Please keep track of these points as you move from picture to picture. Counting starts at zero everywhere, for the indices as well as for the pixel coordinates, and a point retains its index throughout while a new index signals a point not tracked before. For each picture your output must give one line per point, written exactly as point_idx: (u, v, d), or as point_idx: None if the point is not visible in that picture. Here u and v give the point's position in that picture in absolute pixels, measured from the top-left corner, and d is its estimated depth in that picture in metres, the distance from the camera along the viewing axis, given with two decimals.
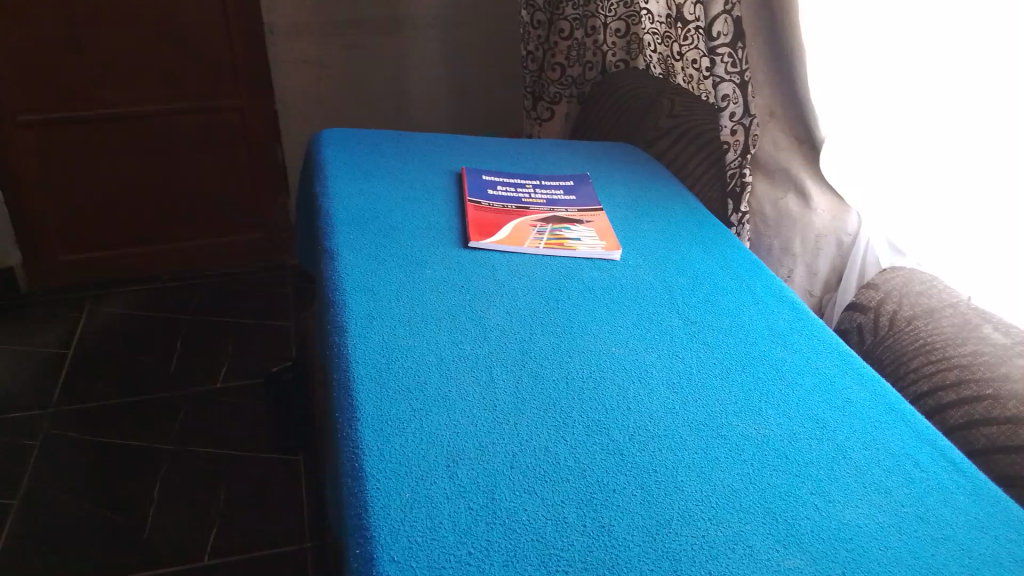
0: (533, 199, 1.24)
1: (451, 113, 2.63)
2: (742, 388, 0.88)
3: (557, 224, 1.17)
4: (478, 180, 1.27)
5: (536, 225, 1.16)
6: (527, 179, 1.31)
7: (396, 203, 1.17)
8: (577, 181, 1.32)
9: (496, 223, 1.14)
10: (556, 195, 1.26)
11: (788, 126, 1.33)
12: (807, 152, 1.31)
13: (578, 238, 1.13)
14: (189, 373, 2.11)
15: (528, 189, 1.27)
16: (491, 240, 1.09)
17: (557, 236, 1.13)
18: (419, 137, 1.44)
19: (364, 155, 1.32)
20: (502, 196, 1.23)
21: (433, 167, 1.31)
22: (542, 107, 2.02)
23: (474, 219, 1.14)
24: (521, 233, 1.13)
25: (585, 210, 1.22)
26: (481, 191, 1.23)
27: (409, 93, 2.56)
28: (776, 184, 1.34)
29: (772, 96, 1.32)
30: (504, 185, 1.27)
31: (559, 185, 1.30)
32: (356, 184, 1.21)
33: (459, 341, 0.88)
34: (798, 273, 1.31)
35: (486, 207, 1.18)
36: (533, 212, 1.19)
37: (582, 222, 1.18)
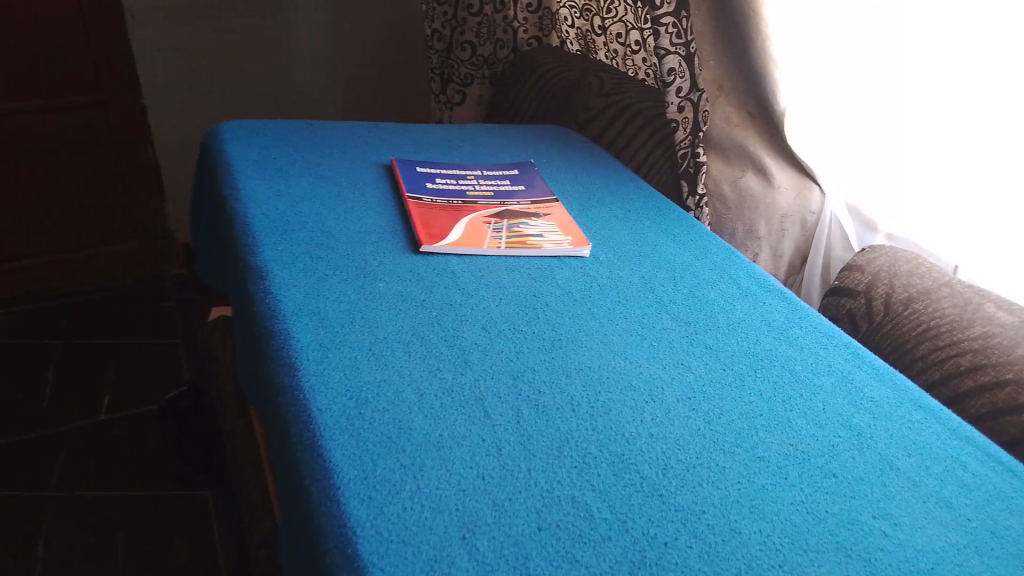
0: (479, 192, 1.09)
1: (342, 98, 2.44)
2: (763, 397, 0.77)
3: (514, 220, 1.03)
4: (414, 173, 1.11)
5: (490, 222, 1.02)
6: (467, 168, 1.16)
7: (323, 204, 1.00)
8: (521, 169, 1.18)
9: (445, 223, 0.99)
10: (504, 187, 1.12)
11: (740, 99, 1.22)
12: (761, 126, 1.22)
13: (540, 234, 1.00)
14: (68, 407, 1.84)
15: (472, 180, 1.12)
16: (445, 243, 0.94)
17: (517, 234, 0.99)
18: (333, 125, 1.26)
19: (275, 149, 1.14)
20: (444, 190, 1.08)
21: (358, 160, 1.14)
22: (453, 91, 1.85)
23: (420, 219, 0.98)
24: (477, 233, 0.98)
25: (539, 201, 1.09)
26: (420, 187, 1.07)
27: (295, 80, 2.35)
28: (732, 162, 1.23)
29: (717, 69, 1.21)
30: (444, 178, 1.12)
31: (503, 174, 1.16)
32: (271, 184, 1.03)
33: (436, 369, 0.72)
34: (765, 257, 1.19)
35: (429, 206, 1.03)
36: (484, 207, 1.05)
37: (541, 216, 1.05)
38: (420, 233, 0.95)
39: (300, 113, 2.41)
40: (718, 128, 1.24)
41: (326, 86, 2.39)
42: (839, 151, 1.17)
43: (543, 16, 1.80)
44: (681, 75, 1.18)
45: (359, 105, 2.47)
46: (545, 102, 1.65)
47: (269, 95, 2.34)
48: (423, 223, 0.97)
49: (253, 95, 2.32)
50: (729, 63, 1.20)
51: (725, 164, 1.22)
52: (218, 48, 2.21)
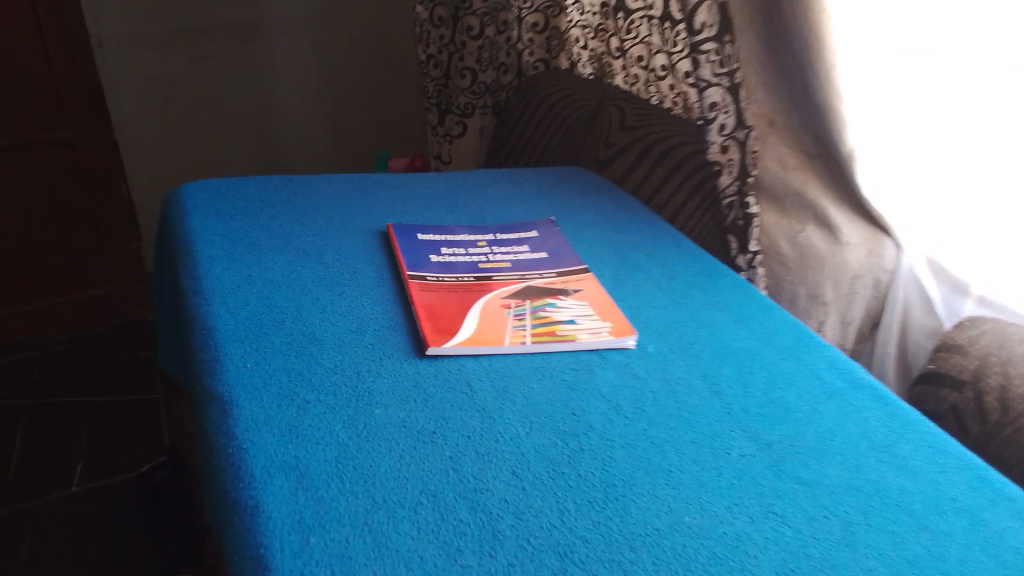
0: (494, 264, 0.91)
1: (329, 128, 2.25)
2: (885, 559, 0.58)
3: (540, 302, 0.84)
4: (414, 242, 0.93)
5: (510, 304, 0.83)
6: (477, 232, 0.98)
7: (305, 291, 0.81)
8: (541, 231, 0.99)
9: (457, 310, 0.81)
10: (523, 255, 0.93)
11: (793, 138, 1.04)
12: (822, 171, 1.03)
13: (573, 320, 0.81)
14: (41, 475, 1.62)
15: (485, 248, 0.94)
16: (457, 341, 0.75)
17: (545, 321, 0.80)
18: (316, 182, 1.08)
19: (247, 216, 0.95)
20: (452, 265, 0.89)
21: (346, 227, 0.96)
22: (451, 121, 1.71)
23: (425, 308, 0.80)
24: (495, 323, 0.79)
25: (566, 272, 0.90)
26: (424, 262, 0.89)
27: (280, 113, 2.17)
28: (788, 213, 1.04)
29: (767, 101, 1.05)
30: (451, 247, 0.93)
31: (519, 238, 0.97)
32: (241, 266, 0.84)
33: (456, 553, 0.54)
34: (831, 324, 1.00)
35: (435, 289, 0.84)
36: (501, 284, 0.86)
37: (570, 293, 0.86)
38: (426, 329, 0.76)
39: (285, 147, 2.22)
40: (769, 172, 1.06)
41: (312, 115, 2.21)
42: (918, 198, 0.98)
43: (551, 37, 1.53)
44: (724, 110, 1.02)
45: (347, 134, 2.29)
46: (558, 136, 1.46)
47: (251, 128, 2.15)
48: (429, 314, 0.79)
49: (237, 128, 2.13)
50: (782, 95, 1.03)
51: (780, 217, 1.03)
52: (194, 79, 2.02)
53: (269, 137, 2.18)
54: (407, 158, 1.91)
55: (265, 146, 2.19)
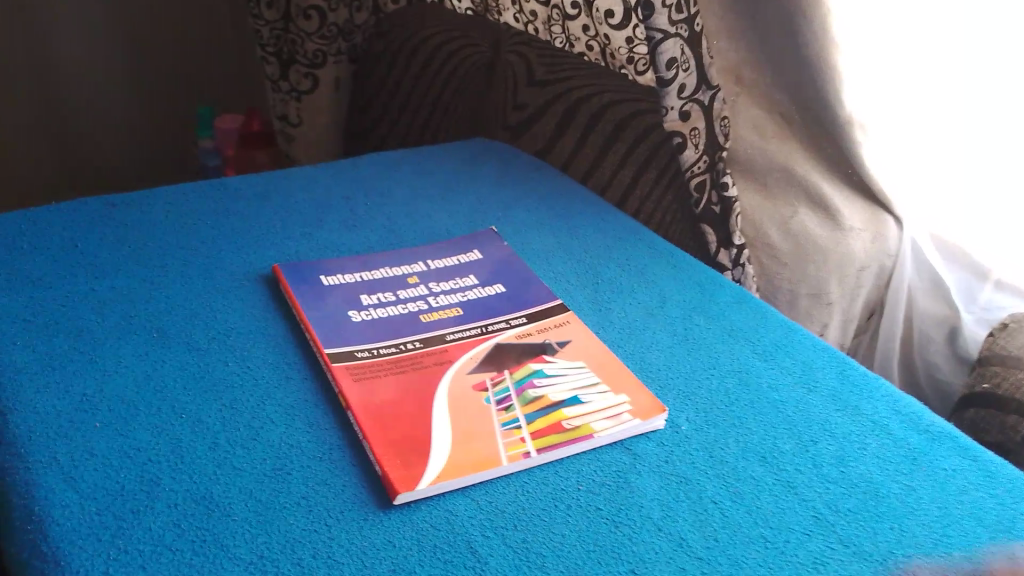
0: (440, 314, 0.66)
1: (114, 84, 1.50)
2: None
3: (523, 372, 0.60)
4: (320, 295, 0.66)
5: (485, 383, 0.59)
6: (399, 263, 0.72)
7: (180, 412, 0.53)
8: (482, 250, 0.75)
9: (415, 407, 0.56)
10: (474, 294, 0.69)
11: (764, 97, 0.86)
12: (804, 135, 0.85)
13: (578, 398, 0.58)
14: None
15: (421, 288, 0.69)
16: (433, 471, 0.50)
17: (542, 406, 0.57)
18: (153, 204, 0.76)
19: (60, 281, 0.63)
20: (384, 325, 0.64)
21: (215, 279, 0.66)
22: (298, 75, 1.28)
23: (370, 415, 0.54)
24: (477, 421, 0.55)
25: (538, 314, 0.67)
26: (344, 327, 0.63)
27: (39, 78, 1.43)
28: (772, 194, 0.86)
29: (730, 54, 0.85)
30: (374, 294, 0.67)
31: (458, 266, 0.72)
32: (68, 381, 0.54)
33: None
34: (835, 325, 0.84)
35: (374, 374, 0.58)
36: (461, 348, 0.62)
37: (557, 350, 0.63)
38: (381, 456, 0.51)
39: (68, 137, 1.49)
40: (743, 143, 0.87)
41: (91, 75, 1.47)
42: (933, 172, 0.78)
43: None
44: (683, 66, 0.80)
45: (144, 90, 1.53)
46: (448, 95, 1.19)
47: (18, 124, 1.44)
48: (378, 425, 0.53)
49: None
50: (749, 43, 0.84)
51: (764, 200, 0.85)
52: None
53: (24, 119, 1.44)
54: (242, 116, 1.51)
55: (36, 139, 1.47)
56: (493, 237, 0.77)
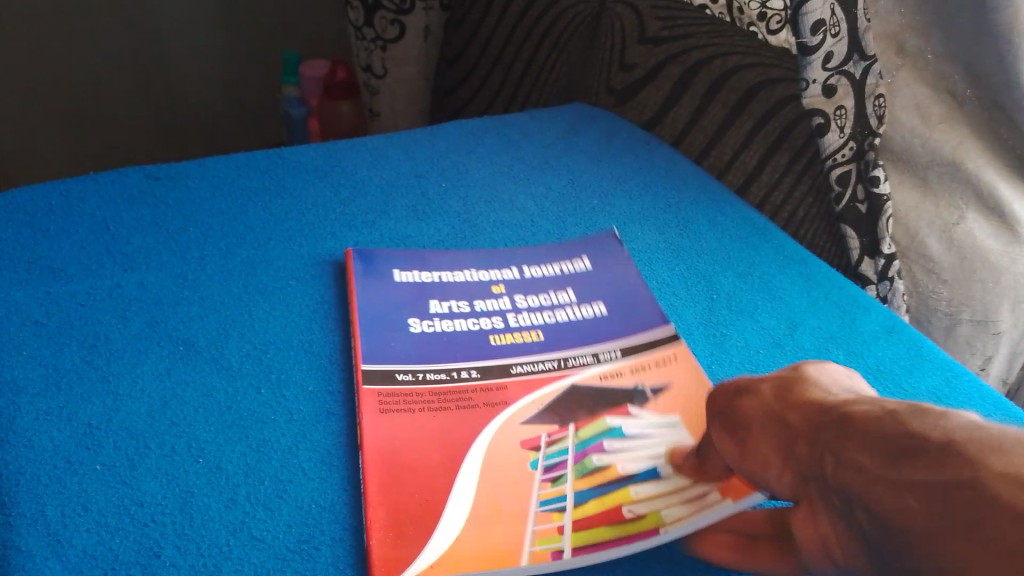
0: (516, 337, 0.54)
1: (196, 28, 1.40)
2: None
3: (595, 429, 0.47)
4: (377, 300, 0.56)
5: (539, 442, 0.47)
6: (485, 267, 0.61)
7: (197, 453, 0.44)
8: (592, 262, 0.63)
9: (440, 462, 0.45)
10: (563, 316, 0.57)
11: (931, 74, 0.68)
12: (981, 120, 0.68)
13: (654, 472, 0.45)
14: None
15: (504, 302, 0.57)
16: (430, 555, 0.40)
17: (604, 482, 0.44)
18: (200, 178, 0.67)
19: (82, 274, 0.56)
20: (443, 342, 0.53)
21: (258, 277, 0.57)
22: (382, 22, 1.10)
23: (382, 470, 0.44)
24: (514, 489, 0.44)
25: (635, 351, 0.54)
26: (395, 344, 0.52)
27: (118, 26, 1.35)
28: (931, 194, 0.71)
29: (895, 18, 0.68)
30: (444, 301, 0.57)
31: (559, 279, 0.60)
32: (73, 407, 0.46)
33: None
34: (999, 359, 0.74)
35: (408, 407, 0.48)
36: (527, 389, 0.50)
37: (646, 401, 0.50)
38: (373, 526, 0.41)
39: (147, 81, 1.42)
40: (900, 130, 0.71)
41: (171, 22, 1.38)
42: None
43: None
44: (832, 31, 0.64)
45: (225, 34, 1.43)
46: (548, 50, 1.06)
47: (100, 71, 1.37)
48: (386, 485, 0.43)
49: (77, 73, 1.36)
50: (921, 4, 0.66)
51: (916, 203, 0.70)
52: None
53: (106, 65, 1.37)
54: (326, 63, 1.40)
55: (118, 85, 1.40)
56: (611, 248, 0.64)
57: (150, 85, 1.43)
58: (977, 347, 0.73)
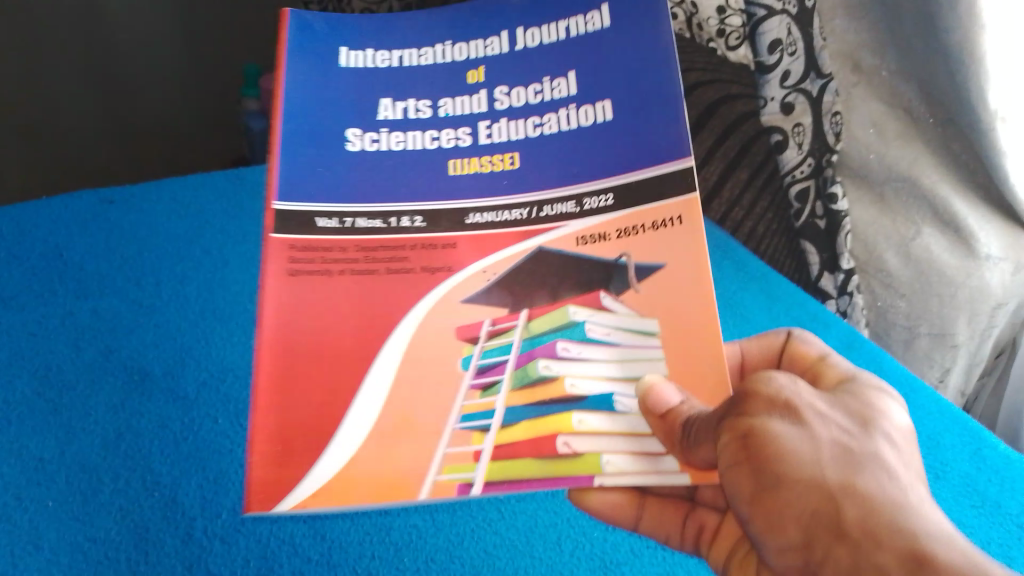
0: (481, 164, 0.42)
1: None
2: None
3: (554, 322, 0.38)
4: (317, 83, 0.43)
5: (480, 330, 0.38)
6: (467, 40, 0.45)
7: (151, 487, 0.44)
8: (614, 20, 0.43)
9: (346, 355, 0.37)
10: (553, 127, 0.42)
11: (887, 90, 0.70)
12: (934, 138, 0.69)
13: (610, 404, 0.37)
14: None
15: (481, 102, 0.43)
16: (316, 479, 0.34)
17: (547, 401, 0.36)
18: (156, 201, 0.65)
19: (33, 303, 0.54)
20: (382, 186, 0.41)
21: (215, 303, 0.56)
22: None
23: (275, 361, 0.37)
24: (429, 392, 0.37)
25: (633, 199, 0.40)
26: (328, 177, 0.41)
27: None
28: (888, 208, 0.73)
29: (849, 34, 0.69)
30: (399, 102, 0.43)
31: (556, 49, 0.44)
32: (24, 441, 0.45)
33: None
34: (958, 370, 0.74)
35: (324, 269, 0.39)
36: (485, 254, 0.40)
37: (625, 292, 0.38)
38: (258, 431, 0.35)
39: None
40: (857, 146, 0.72)
41: None
42: None
43: None
44: (789, 49, 0.65)
45: None
46: None
47: None
48: (281, 386, 0.36)
49: None
50: (874, 24, 0.67)
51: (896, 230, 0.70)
52: None
53: None
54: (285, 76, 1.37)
55: None
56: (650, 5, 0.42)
57: (102, 108, 1.28)
58: (935, 358, 0.74)
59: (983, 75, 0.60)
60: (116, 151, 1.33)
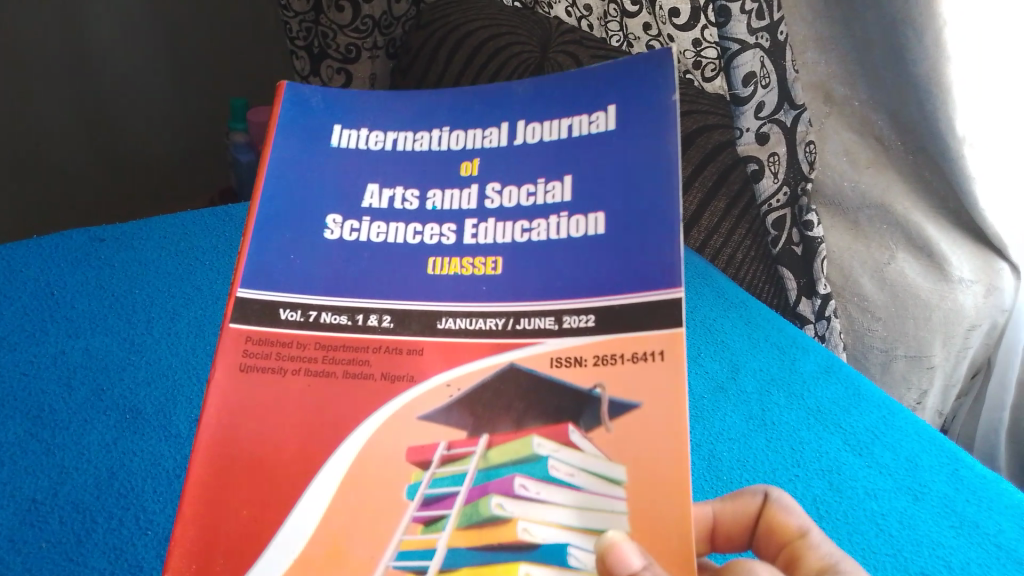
0: (464, 266, 0.33)
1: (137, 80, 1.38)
2: None
3: (515, 453, 0.29)
4: (298, 162, 0.35)
5: (432, 454, 0.30)
6: (465, 128, 0.35)
7: (145, 526, 0.44)
8: (621, 122, 0.33)
9: (281, 467, 0.30)
10: (542, 234, 0.32)
11: (856, 121, 0.72)
12: (904, 165, 0.71)
13: (563, 557, 0.28)
14: None
15: (470, 199, 0.34)
16: None
17: (491, 548, 0.28)
18: (146, 239, 0.67)
19: (26, 343, 0.55)
20: (360, 279, 0.33)
21: (206, 339, 0.57)
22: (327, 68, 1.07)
23: (210, 459, 0.30)
24: (365, 518, 0.29)
25: (618, 322, 0.30)
26: (299, 267, 0.33)
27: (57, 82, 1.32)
28: (862, 233, 0.75)
29: (819, 67, 0.71)
30: (387, 188, 0.35)
31: (557, 149, 0.34)
32: (17, 482, 0.46)
33: None
34: (934, 391, 0.76)
35: (278, 366, 0.31)
36: (452, 363, 0.31)
37: (593, 430, 0.29)
38: (177, 543, 0.29)
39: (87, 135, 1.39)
40: (831, 173, 0.75)
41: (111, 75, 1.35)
42: None
43: None
44: (762, 81, 0.66)
45: None
46: None
47: None
48: (210, 496, 0.30)
49: None
50: (842, 55, 0.69)
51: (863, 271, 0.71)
52: None
53: None
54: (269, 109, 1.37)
55: None
56: (663, 109, 0.32)
57: (94, 140, 1.29)
58: (913, 381, 0.76)
59: (949, 103, 0.62)
60: (109, 182, 1.34)
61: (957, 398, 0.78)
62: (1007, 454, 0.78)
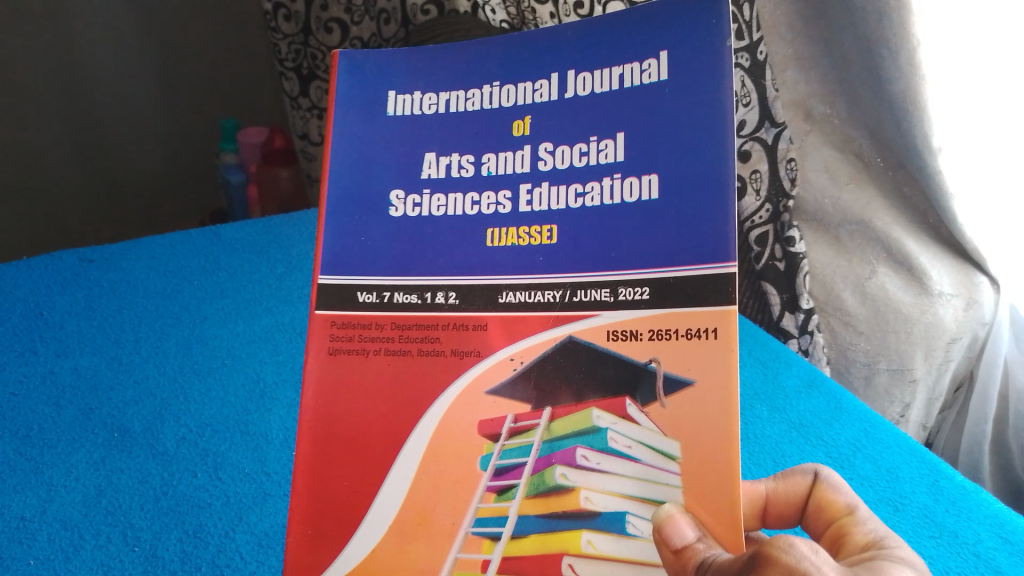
0: (518, 237, 0.32)
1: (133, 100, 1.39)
2: None
3: (577, 425, 0.30)
4: (357, 132, 0.34)
5: (501, 426, 0.31)
6: (516, 81, 0.33)
7: (133, 542, 0.44)
8: (675, 73, 0.31)
9: (371, 442, 0.32)
10: (596, 199, 0.31)
11: (837, 140, 0.73)
12: (884, 181, 0.72)
13: (621, 525, 0.30)
14: None
15: (523, 160, 0.33)
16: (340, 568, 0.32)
17: (560, 515, 0.30)
18: (134, 260, 0.67)
19: (15, 363, 0.56)
20: (428, 255, 0.33)
21: (193, 358, 0.57)
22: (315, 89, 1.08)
23: (312, 436, 0.33)
24: (447, 490, 0.31)
25: (672, 297, 0.30)
26: (371, 249, 0.34)
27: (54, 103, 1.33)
28: (845, 247, 0.76)
29: (800, 85, 0.73)
30: (444, 157, 0.34)
31: (609, 101, 0.32)
32: (6, 499, 0.46)
33: None
34: (918, 403, 0.77)
35: (360, 346, 0.33)
36: (514, 336, 0.32)
37: (650, 404, 0.30)
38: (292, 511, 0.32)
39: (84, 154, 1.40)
40: (812, 190, 0.76)
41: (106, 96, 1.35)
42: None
43: None
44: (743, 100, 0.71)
45: None
46: None
47: None
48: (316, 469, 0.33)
49: None
50: (824, 74, 0.71)
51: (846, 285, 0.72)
52: None
53: None
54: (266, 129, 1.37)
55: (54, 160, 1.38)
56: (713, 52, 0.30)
57: (90, 160, 1.30)
58: (896, 394, 0.76)
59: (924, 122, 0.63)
60: (106, 202, 1.35)
61: (939, 412, 0.80)
62: (991, 467, 0.79)
